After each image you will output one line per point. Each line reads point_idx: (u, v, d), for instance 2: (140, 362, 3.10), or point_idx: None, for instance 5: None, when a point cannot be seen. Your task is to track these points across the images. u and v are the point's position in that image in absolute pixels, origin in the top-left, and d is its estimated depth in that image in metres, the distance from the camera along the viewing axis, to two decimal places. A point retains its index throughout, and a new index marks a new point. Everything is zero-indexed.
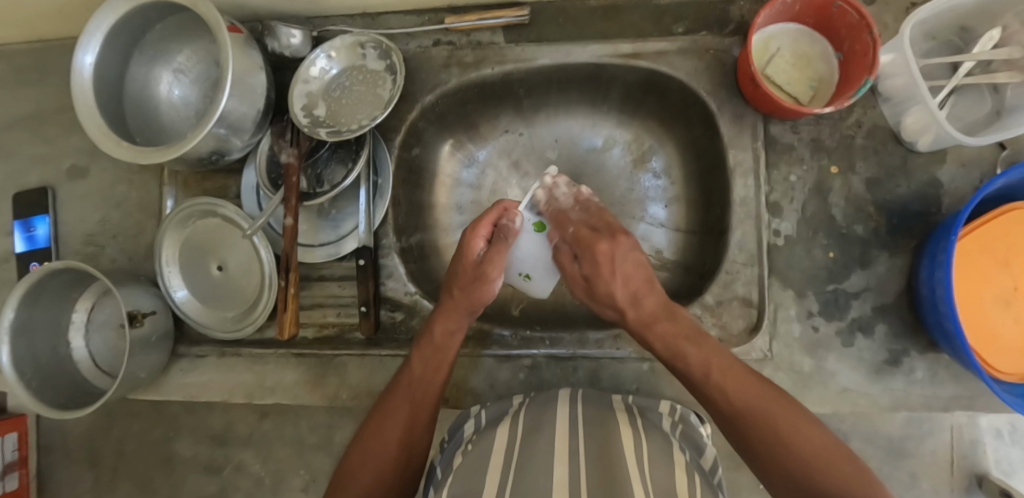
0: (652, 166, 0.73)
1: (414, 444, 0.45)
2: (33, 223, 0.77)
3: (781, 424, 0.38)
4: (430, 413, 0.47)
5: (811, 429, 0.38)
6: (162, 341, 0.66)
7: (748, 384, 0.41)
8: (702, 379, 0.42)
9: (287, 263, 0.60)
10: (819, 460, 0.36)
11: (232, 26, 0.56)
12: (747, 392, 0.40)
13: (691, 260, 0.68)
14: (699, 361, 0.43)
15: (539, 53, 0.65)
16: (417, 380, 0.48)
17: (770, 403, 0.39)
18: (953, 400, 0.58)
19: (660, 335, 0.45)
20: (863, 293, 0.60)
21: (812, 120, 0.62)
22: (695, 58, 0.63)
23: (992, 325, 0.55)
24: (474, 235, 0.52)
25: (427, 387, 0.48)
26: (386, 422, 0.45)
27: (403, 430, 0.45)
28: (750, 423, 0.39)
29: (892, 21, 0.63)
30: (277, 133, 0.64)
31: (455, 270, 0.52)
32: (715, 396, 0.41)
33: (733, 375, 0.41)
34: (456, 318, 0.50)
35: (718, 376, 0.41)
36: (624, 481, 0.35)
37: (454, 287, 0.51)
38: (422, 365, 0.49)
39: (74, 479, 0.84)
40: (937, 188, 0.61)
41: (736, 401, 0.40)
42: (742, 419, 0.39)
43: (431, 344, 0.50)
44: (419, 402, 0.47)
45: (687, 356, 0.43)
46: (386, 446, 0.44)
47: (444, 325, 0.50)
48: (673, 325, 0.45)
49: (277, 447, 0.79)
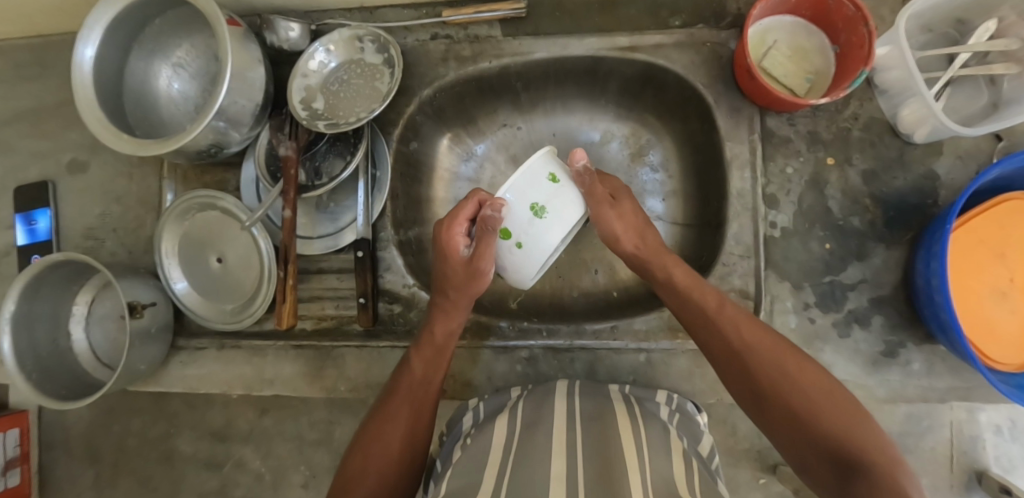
0: (650, 160, 0.73)
1: (417, 442, 0.46)
2: (34, 218, 0.78)
3: (792, 369, 0.41)
4: (430, 411, 0.48)
5: (830, 386, 0.39)
6: (162, 334, 0.66)
7: (760, 329, 0.45)
8: (716, 309, 0.47)
9: (285, 254, 0.60)
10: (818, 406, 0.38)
11: (231, 19, 0.56)
12: (763, 338, 0.43)
13: (689, 253, 0.68)
14: (716, 297, 0.48)
15: (536, 46, 0.65)
16: (418, 381, 0.49)
17: (782, 355, 0.42)
18: (951, 391, 0.60)
19: (676, 269, 0.51)
20: (859, 285, 0.60)
21: (808, 113, 0.63)
22: (692, 51, 0.63)
23: (989, 317, 0.55)
24: (453, 233, 0.50)
25: (428, 388, 0.49)
26: (389, 424, 0.45)
27: (406, 428, 0.46)
28: (757, 357, 0.42)
29: (888, 13, 0.63)
30: (274, 127, 0.63)
31: (443, 274, 0.52)
32: (726, 329, 0.45)
33: (744, 317, 0.46)
34: (457, 316, 0.52)
35: (732, 314, 0.46)
36: (624, 474, 0.35)
37: (448, 292, 0.51)
38: (423, 365, 0.50)
39: (75, 473, 0.85)
40: (933, 180, 0.61)
41: (749, 337, 0.44)
42: (755, 352, 0.43)
43: (430, 343, 0.52)
44: (421, 401, 0.48)
45: (702, 292, 0.49)
46: (389, 448, 0.44)
47: (444, 326, 0.52)
48: (684, 269, 0.51)
49: (277, 442, 0.79)
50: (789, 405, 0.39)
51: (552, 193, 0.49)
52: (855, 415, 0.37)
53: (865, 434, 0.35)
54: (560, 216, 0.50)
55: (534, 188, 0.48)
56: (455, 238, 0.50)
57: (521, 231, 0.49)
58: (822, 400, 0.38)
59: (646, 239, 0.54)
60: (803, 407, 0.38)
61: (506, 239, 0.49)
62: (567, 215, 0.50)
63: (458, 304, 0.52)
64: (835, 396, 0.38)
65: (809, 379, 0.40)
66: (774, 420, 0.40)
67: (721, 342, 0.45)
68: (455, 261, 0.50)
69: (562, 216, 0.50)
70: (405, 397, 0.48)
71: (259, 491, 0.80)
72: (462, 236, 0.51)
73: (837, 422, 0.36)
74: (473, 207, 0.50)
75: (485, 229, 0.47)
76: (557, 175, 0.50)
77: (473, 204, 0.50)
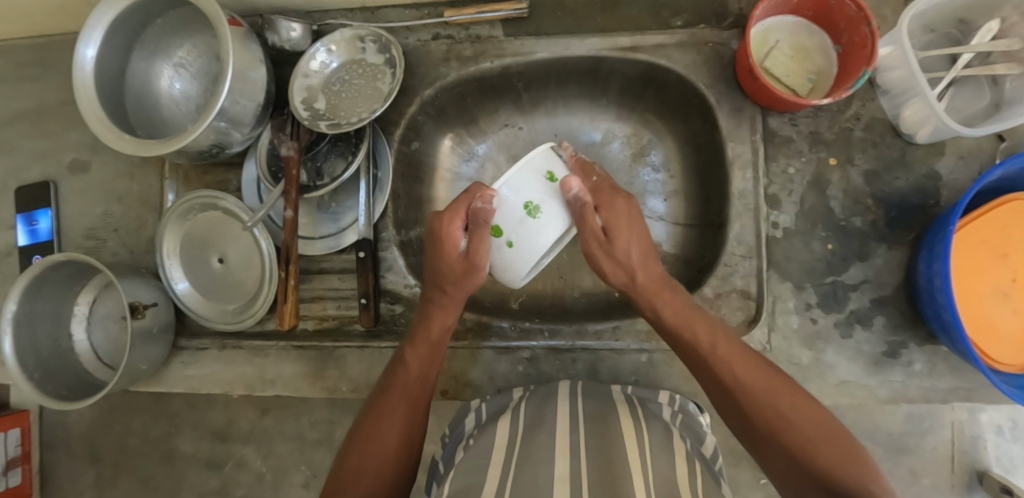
0: (651, 160, 0.73)
1: (414, 439, 0.46)
2: (35, 217, 0.78)
3: (785, 403, 0.40)
4: (425, 407, 0.49)
5: (818, 415, 0.40)
6: (163, 334, 0.66)
7: (753, 364, 0.44)
8: (710, 351, 0.45)
9: (286, 255, 0.60)
10: (813, 441, 0.38)
11: (232, 19, 0.56)
12: (757, 373, 0.43)
13: (691, 253, 0.68)
14: (707, 333, 0.46)
15: (538, 46, 0.65)
16: (415, 378, 0.49)
17: (772, 389, 0.41)
18: (952, 391, 0.59)
19: (667, 303, 0.48)
20: (861, 285, 0.60)
21: (810, 113, 0.63)
22: (694, 51, 0.63)
23: (991, 317, 0.55)
24: (451, 227, 0.48)
25: (423, 386, 0.49)
26: (387, 422, 0.45)
27: (404, 425, 0.46)
28: (752, 394, 0.41)
29: (890, 13, 0.63)
30: (276, 126, 0.63)
31: (439, 267, 0.50)
32: (722, 371, 0.43)
33: (739, 352, 0.44)
34: (451, 312, 0.51)
35: (726, 353, 0.44)
36: (626, 475, 0.35)
37: (445, 287, 0.50)
38: (419, 362, 0.50)
39: (76, 473, 0.85)
40: (935, 180, 0.61)
41: (744, 375, 0.42)
42: (749, 390, 0.42)
43: (426, 340, 0.51)
44: (418, 399, 0.48)
45: (695, 330, 0.46)
46: (386, 446, 0.44)
47: (440, 322, 0.51)
48: (677, 301, 0.48)
49: (278, 442, 0.79)
50: (783, 440, 0.39)
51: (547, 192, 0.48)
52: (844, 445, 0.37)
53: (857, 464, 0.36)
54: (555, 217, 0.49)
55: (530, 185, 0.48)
56: (455, 232, 0.49)
57: (514, 230, 0.48)
58: (814, 433, 0.38)
59: (639, 277, 0.48)
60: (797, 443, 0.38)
61: (497, 237, 0.49)
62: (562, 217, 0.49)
63: (455, 299, 0.51)
64: (822, 427, 0.39)
65: (801, 412, 0.40)
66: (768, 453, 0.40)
67: (716, 380, 0.44)
68: (453, 255, 0.49)
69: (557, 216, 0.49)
70: (401, 394, 0.47)
71: (260, 491, 0.80)
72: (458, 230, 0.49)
73: (833, 455, 0.36)
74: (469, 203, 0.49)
75: (476, 222, 0.47)
76: (555, 174, 0.49)
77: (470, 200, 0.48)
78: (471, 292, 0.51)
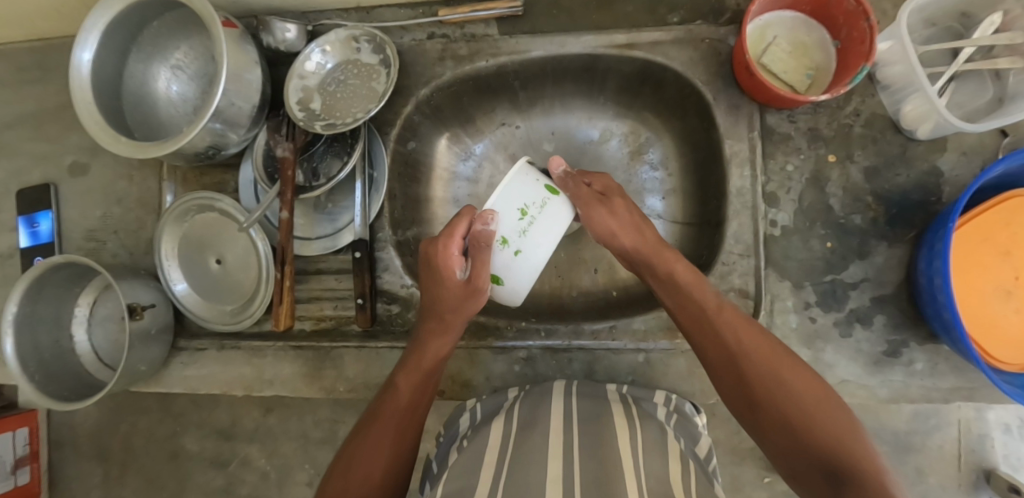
0: (649, 158, 0.72)
1: (401, 465, 0.43)
2: (36, 219, 0.79)
3: (785, 371, 0.39)
4: (416, 436, 0.46)
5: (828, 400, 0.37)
6: (163, 334, 0.67)
7: (755, 333, 0.42)
8: (715, 314, 0.44)
9: (282, 255, 0.61)
10: (814, 409, 0.36)
11: (227, 21, 0.56)
12: (758, 337, 0.42)
13: (689, 252, 0.68)
14: (716, 298, 0.45)
15: (532, 45, 0.64)
16: (405, 407, 0.46)
17: (775, 356, 0.40)
18: (953, 391, 0.58)
19: (678, 266, 0.47)
20: (861, 284, 0.60)
21: (809, 109, 0.62)
22: (691, 48, 0.62)
23: (993, 316, 0.54)
24: (448, 256, 0.46)
25: (414, 413, 0.46)
26: (375, 449, 0.42)
27: (390, 453, 0.43)
28: (758, 357, 0.40)
29: (891, 7, 0.62)
30: (272, 128, 0.64)
31: (436, 294, 0.48)
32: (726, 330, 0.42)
33: (741, 320, 0.43)
34: (447, 342, 0.49)
35: (728, 313, 0.44)
36: (617, 477, 0.35)
37: (445, 313, 0.48)
38: (411, 390, 0.47)
39: (83, 472, 0.86)
40: (937, 177, 0.60)
41: (745, 339, 0.42)
42: (749, 357, 0.40)
43: (418, 367, 0.48)
44: (407, 427, 0.45)
45: (702, 290, 0.46)
46: (372, 472, 0.41)
47: (434, 352, 0.49)
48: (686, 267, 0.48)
49: (282, 441, 0.79)
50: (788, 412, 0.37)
51: (508, 266, 0.47)
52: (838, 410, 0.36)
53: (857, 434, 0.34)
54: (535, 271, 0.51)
55: (505, 224, 0.46)
56: (452, 259, 0.46)
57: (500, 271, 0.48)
58: (811, 403, 0.37)
59: (647, 236, 0.49)
60: (797, 411, 0.36)
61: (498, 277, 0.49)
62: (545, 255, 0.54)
63: (453, 323, 0.48)
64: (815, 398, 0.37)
65: (799, 378, 0.38)
66: (766, 422, 0.38)
67: (713, 344, 0.43)
68: (452, 285, 0.46)
69: (528, 268, 0.48)
70: (388, 422, 0.44)
71: (264, 490, 0.80)
72: (457, 258, 0.46)
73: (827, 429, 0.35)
74: (467, 226, 0.46)
75: (478, 245, 0.44)
76: (528, 210, 0.46)
77: (466, 223, 0.46)
78: (467, 319, 0.49)
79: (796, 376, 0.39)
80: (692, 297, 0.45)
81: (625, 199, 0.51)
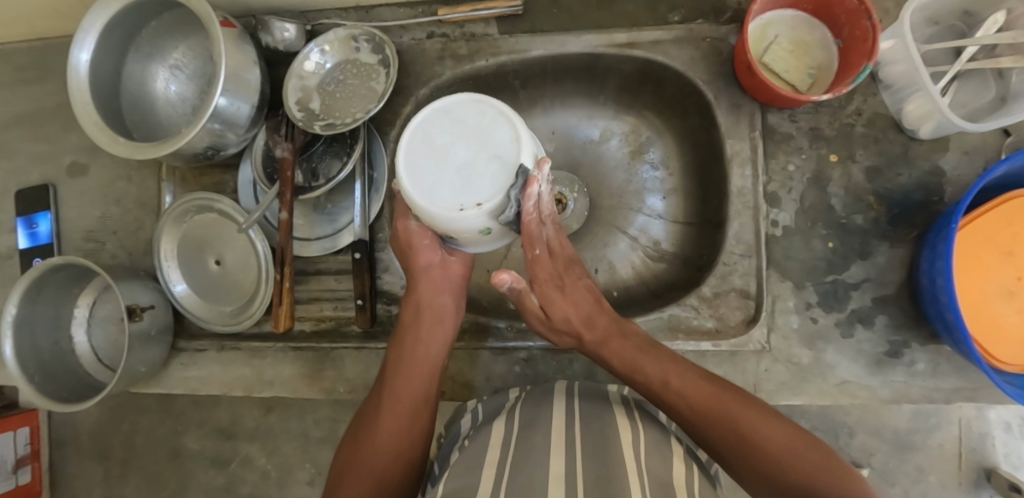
0: (649, 157, 0.72)
1: (408, 436, 0.44)
2: (35, 220, 0.79)
3: (744, 414, 0.39)
4: (419, 389, 0.46)
5: (799, 439, 0.38)
6: (163, 335, 0.67)
7: (703, 384, 0.42)
8: (661, 386, 0.42)
9: (281, 256, 0.60)
10: (787, 447, 0.37)
11: (225, 21, 0.55)
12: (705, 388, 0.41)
13: (690, 252, 0.67)
14: (659, 370, 0.43)
15: (532, 44, 0.64)
16: (399, 369, 0.47)
17: (731, 401, 0.40)
18: (956, 392, 0.57)
19: (617, 357, 0.46)
20: (862, 284, 0.59)
21: (810, 108, 0.62)
22: (692, 47, 0.62)
23: (995, 316, 0.54)
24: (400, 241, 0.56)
25: (410, 371, 0.47)
26: (374, 430, 0.43)
27: (392, 420, 0.43)
28: (712, 418, 0.40)
29: (893, 6, 0.61)
30: (272, 128, 0.63)
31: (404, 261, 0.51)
32: (675, 402, 0.41)
33: (687, 375, 0.43)
34: (428, 287, 0.50)
35: (677, 383, 0.42)
36: (619, 478, 0.34)
37: (414, 270, 0.50)
38: (400, 353, 0.48)
39: (85, 471, 0.86)
40: (939, 176, 0.59)
41: (695, 397, 0.41)
42: (711, 412, 0.40)
43: (406, 329, 0.49)
44: (405, 389, 0.45)
45: (645, 368, 0.44)
46: (377, 445, 0.42)
47: (416, 303, 0.50)
48: (626, 350, 0.45)
49: (283, 440, 0.79)
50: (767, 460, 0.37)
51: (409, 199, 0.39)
52: (803, 440, 0.38)
53: (825, 460, 0.36)
54: (431, 175, 0.35)
55: None
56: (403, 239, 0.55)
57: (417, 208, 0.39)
58: (784, 441, 0.38)
59: (584, 336, 0.47)
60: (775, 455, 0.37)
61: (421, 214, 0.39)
62: (458, 148, 0.35)
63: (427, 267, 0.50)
64: (789, 436, 0.38)
65: (761, 420, 0.39)
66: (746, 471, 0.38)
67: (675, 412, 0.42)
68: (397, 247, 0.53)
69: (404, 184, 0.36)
70: (387, 391, 0.46)
71: (265, 489, 0.80)
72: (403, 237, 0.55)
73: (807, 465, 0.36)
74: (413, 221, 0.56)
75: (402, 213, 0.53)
76: None
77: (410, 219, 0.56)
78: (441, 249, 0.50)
79: (753, 416, 0.39)
80: (633, 381, 0.45)
81: (563, 303, 0.46)
